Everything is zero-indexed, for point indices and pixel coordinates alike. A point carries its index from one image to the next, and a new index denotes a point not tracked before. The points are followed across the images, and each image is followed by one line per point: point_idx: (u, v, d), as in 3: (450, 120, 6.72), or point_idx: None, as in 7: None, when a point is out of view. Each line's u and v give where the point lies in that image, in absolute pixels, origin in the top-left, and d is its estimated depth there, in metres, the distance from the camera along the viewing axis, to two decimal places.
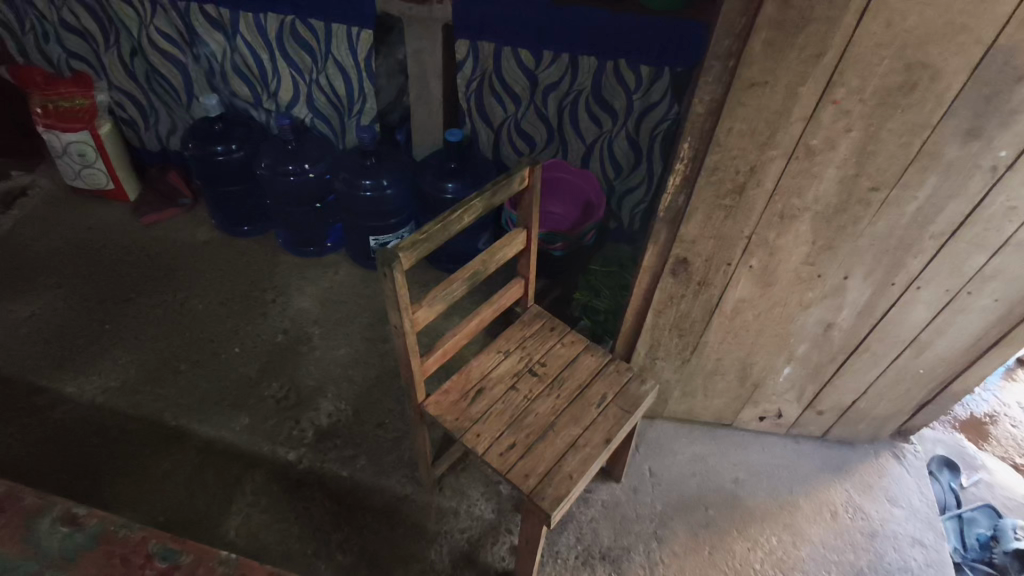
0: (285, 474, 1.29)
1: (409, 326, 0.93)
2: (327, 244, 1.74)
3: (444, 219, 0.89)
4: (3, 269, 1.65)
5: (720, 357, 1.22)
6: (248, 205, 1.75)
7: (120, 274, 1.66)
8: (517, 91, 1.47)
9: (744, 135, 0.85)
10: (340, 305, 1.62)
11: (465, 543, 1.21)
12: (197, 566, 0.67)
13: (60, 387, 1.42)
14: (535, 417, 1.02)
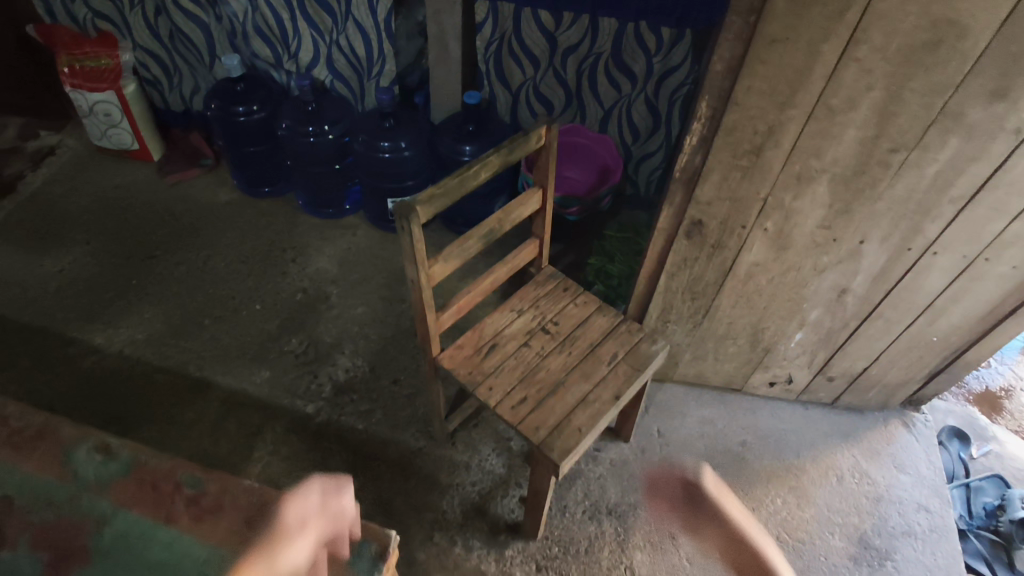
0: (304, 425, 1.34)
1: (425, 280, 0.95)
2: (346, 206, 1.76)
3: (461, 174, 0.90)
4: (33, 225, 1.70)
5: (731, 321, 1.23)
6: (268, 166, 1.78)
7: (145, 232, 1.70)
8: (536, 54, 1.46)
9: (763, 94, 0.85)
10: (358, 265, 1.65)
11: (476, 494, 1.25)
12: (222, 494, 0.70)
13: (91, 338, 1.47)
14: (546, 372, 1.05)
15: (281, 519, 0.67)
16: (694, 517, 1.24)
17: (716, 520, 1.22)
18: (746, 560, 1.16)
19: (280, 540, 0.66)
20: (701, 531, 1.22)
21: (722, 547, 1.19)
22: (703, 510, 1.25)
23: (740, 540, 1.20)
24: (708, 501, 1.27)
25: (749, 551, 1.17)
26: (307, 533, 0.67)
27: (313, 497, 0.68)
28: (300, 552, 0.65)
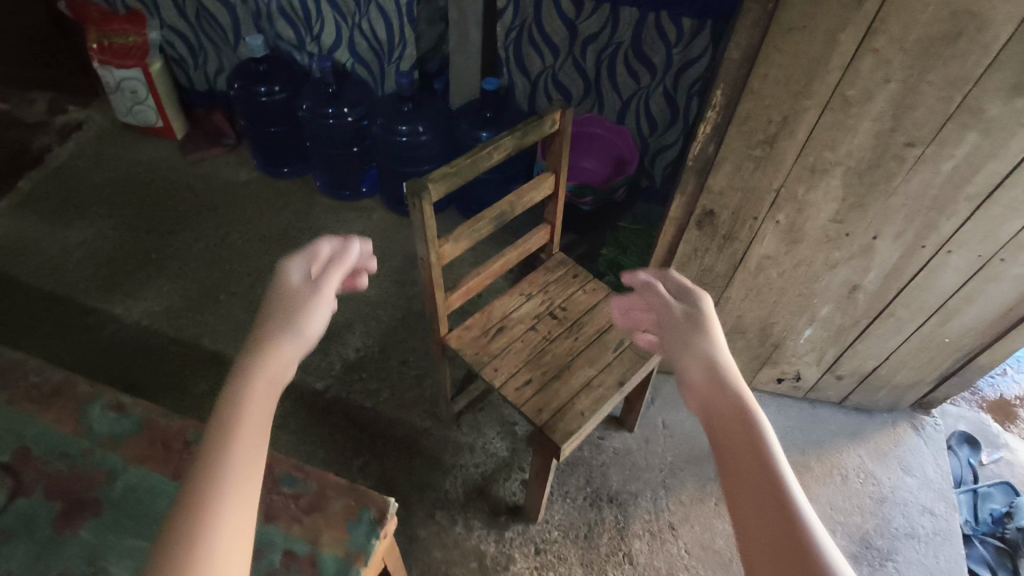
0: (313, 401, 1.36)
1: (435, 259, 0.97)
2: (362, 189, 1.78)
3: (474, 154, 0.91)
4: (59, 197, 1.74)
5: (741, 315, 1.23)
6: (288, 147, 1.80)
7: (166, 208, 1.74)
8: (556, 42, 1.46)
9: (779, 83, 0.85)
10: (372, 247, 1.67)
11: (478, 476, 1.26)
12: None
13: (110, 308, 1.51)
14: (551, 356, 1.06)
15: (280, 289, 0.62)
16: (674, 350, 0.62)
17: (698, 355, 0.59)
18: (730, 430, 0.53)
19: (288, 304, 0.60)
20: (686, 356, 0.60)
21: (702, 392, 0.57)
22: (689, 328, 0.62)
23: (728, 384, 0.56)
24: (699, 314, 0.63)
25: (737, 420, 0.53)
26: (312, 284, 0.63)
27: (305, 258, 0.65)
28: (316, 294, 0.62)
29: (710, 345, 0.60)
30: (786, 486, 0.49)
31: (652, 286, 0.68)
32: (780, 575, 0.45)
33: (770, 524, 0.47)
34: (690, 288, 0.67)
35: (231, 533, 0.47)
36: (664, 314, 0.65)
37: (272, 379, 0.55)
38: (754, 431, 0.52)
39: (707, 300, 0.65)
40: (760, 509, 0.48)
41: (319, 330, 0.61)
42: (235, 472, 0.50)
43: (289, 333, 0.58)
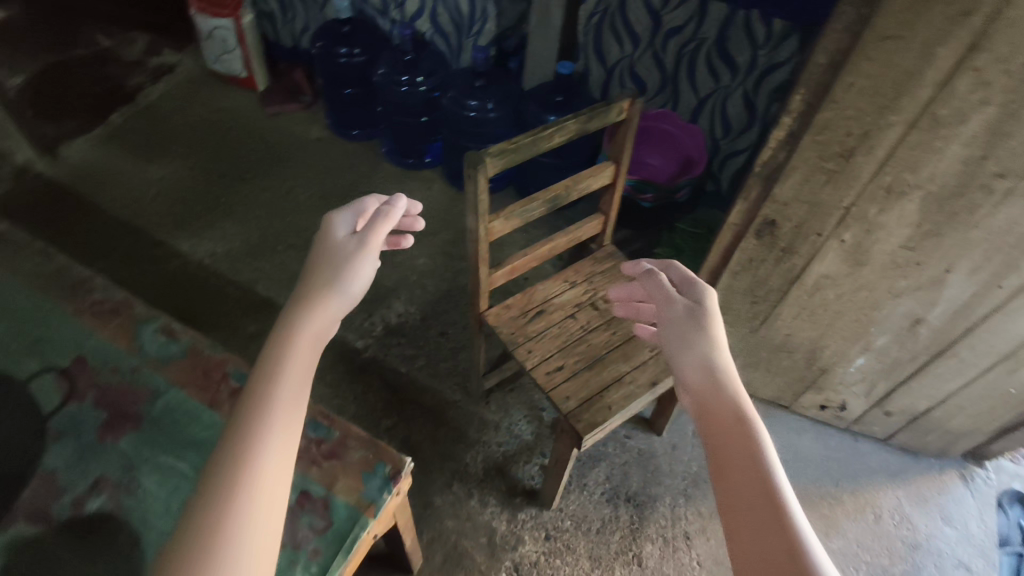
0: (351, 358, 1.40)
1: (484, 234, 0.97)
2: (426, 159, 1.80)
3: (535, 133, 0.91)
4: (145, 134, 1.84)
5: (790, 333, 1.19)
6: (360, 110, 1.83)
7: (240, 156, 1.81)
8: (638, 31, 1.43)
9: (863, 93, 0.80)
10: (428, 217, 1.69)
11: (499, 454, 1.27)
12: None
13: (177, 244, 1.59)
14: (586, 346, 1.05)
15: (329, 245, 0.68)
16: (673, 345, 0.67)
17: (695, 351, 0.65)
18: (719, 420, 0.59)
19: (336, 256, 0.66)
20: (685, 350, 0.66)
21: (696, 385, 0.62)
22: (691, 326, 0.67)
23: (721, 379, 0.62)
24: (702, 313, 0.69)
25: (726, 411, 0.59)
26: (359, 236, 0.68)
27: (350, 215, 0.71)
28: (360, 247, 0.67)
29: (705, 340, 0.65)
30: (764, 471, 0.53)
31: (655, 285, 0.75)
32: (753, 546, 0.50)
33: (748, 501, 0.52)
34: (696, 284, 0.72)
35: (277, 447, 0.53)
36: (666, 313, 0.71)
37: (320, 319, 0.61)
38: (741, 424, 0.57)
39: (713, 300, 0.70)
40: (738, 487, 0.53)
41: (363, 280, 0.66)
42: (284, 396, 0.55)
43: (335, 282, 0.64)
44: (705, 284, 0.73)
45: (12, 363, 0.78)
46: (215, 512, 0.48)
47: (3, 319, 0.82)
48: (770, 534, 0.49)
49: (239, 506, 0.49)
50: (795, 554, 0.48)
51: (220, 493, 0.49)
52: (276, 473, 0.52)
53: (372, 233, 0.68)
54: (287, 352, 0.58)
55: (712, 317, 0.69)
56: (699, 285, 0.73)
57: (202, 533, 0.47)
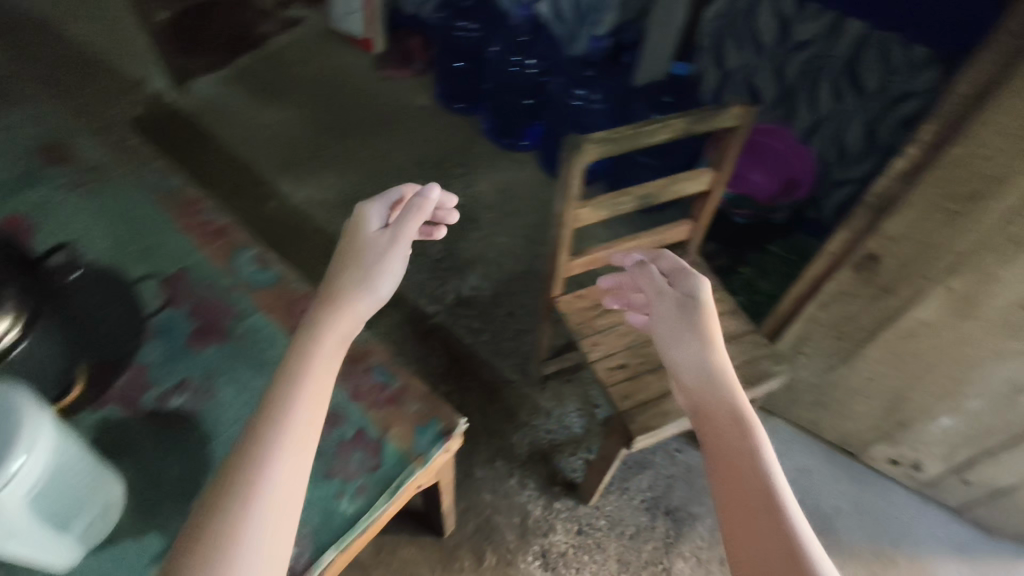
0: (419, 321, 1.44)
1: (570, 220, 0.97)
2: (522, 142, 1.79)
3: (639, 126, 0.89)
4: (267, 80, 1.95)
5: (871, 378, 1.12)
6: (466, 86, 1.84)
7: (348, 113, 1.89)
8: (763, 40, 1.38)
9: (1005, 133, 0.73)
10: (516, 198, 1.70)
11: (546, 441, 1.27)
12: None
13: (278, 186, 1.68)
14: (653, 349, 1.03)
15: (360, 239, 0.68)
16: (669, 342, 0.68)
17: (691, 347, 0.66)
18: (715, 420, 0.60)
19: (365, 253, 0.66)
20: (680, 348, 0.67)
21: (692, 386, 0.64)
22: (688, 323, 0.68)
23: (716, 378, 0.63)
24: (699, 310, 0.70)
25: (722, 410, 0.61)
26: (388, 232, 0.68)
27: (383, 206, 0.71)
28: (391, 243, 0.67)
29: (701, 336, 0.66)
30: (762, 468, 0.55)
31: (652, 282, 0.75)
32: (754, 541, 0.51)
33: (745, 495, 0.54)
34: (691, 277, 0.73)
35: (293, 452, 0.54)
36: (660, 311, 0.71)
37: (344, 320, 0.62)
38: (738, 423, 0.59)
39: (708, 296, 0.71)
40: (733, 483, 0.55)
41: (391, 280, 0.66)
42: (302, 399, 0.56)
43: (362, 282, 0.64)
44: (702, 279, 0.73)
45: (126, 261, 0.83)
46: (229, 512, 0.50)
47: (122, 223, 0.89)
48: (769, 530, 0.52)
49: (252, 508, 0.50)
50: (794, 548, 0.50)
51: (234, 493, 0.51)
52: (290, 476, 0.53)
53: (403, 229, 0.68)
54: (309, 353, 0.59)
55: (705, 313, 0.70)
56: (694, 279, 0.73)
57: (214, 534, 0.49)
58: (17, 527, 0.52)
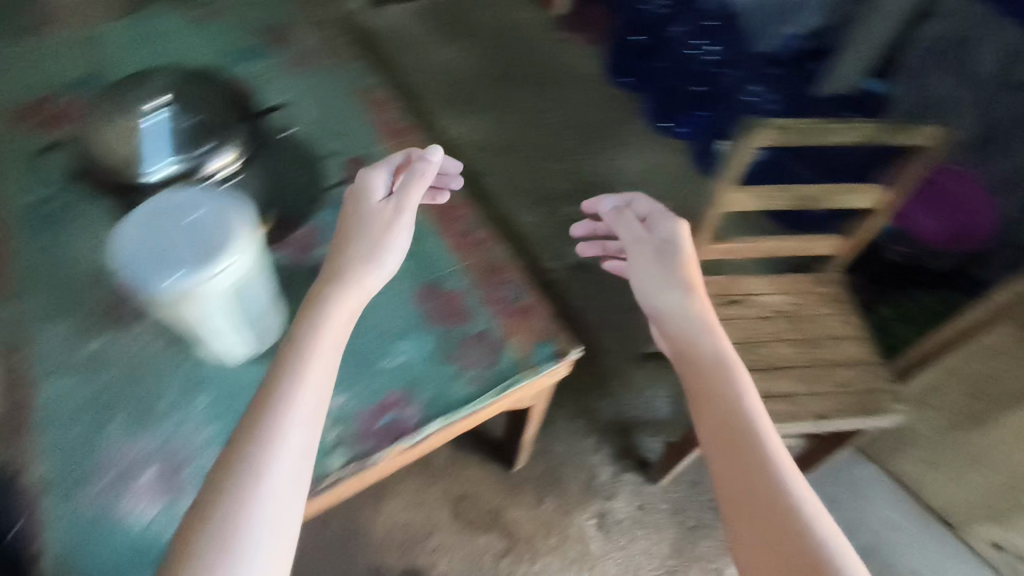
0: (539, 272, 1.49)
1: (723, 203, 0.97)
2: (681, 129, 1.69)
3: (825, 123, 0.87)
4: (452, 16, 2.03)
5: (999, 451, 1.03)
6: (639, 61, 1.74)
7: (518, 65, 1.94)
8: (983, 73, 1.23)
9: None
10: (660, 182, 1.71)
11: (630, 416, 1.29)
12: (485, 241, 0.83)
13: (439, 119, 1.79)
14: (770, 351, 1.01)
15: (363, 210, 0.69)
16: (651, 288, 0.74)
17: (674, 292, 0.72)
18: (697, 361, 0.66)
19: (373, 227, 0.67)
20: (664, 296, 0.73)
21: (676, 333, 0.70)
22: (672, 270, 0.74)
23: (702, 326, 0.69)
24: (681, 257, 0.75)
25: (706, 353, 0.67)
26: (393, 202, 0.69)
27: (387, 174, 0.71)
28: (397, 213, 0.68)
29: (684, 287, 0.72)
30: (736, 392, 0.62)
31: (625, 229, 0.79)
32: (728, 452, 0.58)
33: (722, 418, 0.61)
34: (667, 218, 0.77)
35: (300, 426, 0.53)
36: (641, 257, 0.76)
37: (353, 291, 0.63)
38: (716, 359, 0.66)
39: (686, 238, 0.76)
40: (711, 411, 0.62)
41: (398, 248, 0.68)
42: (311, 371, 0.56)
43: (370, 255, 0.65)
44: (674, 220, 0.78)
45: (321, 137, 0.91)
46: (238, 496, 0.48)
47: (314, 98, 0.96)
48: (744, 445, 0.58)
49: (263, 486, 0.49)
50: (764, 456, 0.57)
51: (234, 478, 0.49)
52: (303, 452, 0.52)
53: (407, 197, 0.69)
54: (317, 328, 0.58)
55: (682, 256, 0.75)
56: (669, 220, 0.78)
57: (225, 516, 0.47)
58: (213, 320, 0.62)
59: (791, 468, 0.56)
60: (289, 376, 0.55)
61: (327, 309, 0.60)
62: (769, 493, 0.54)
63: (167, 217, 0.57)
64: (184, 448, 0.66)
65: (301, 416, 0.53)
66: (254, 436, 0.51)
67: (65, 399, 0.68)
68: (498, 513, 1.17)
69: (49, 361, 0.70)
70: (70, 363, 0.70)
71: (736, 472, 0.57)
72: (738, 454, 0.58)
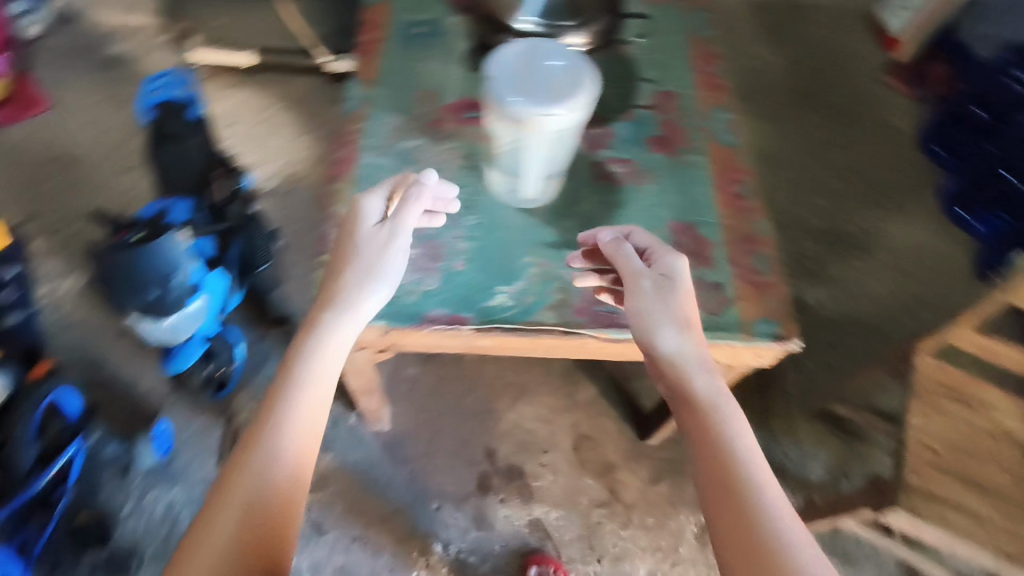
0: None
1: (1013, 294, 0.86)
2: (978, 226, 1.41)
3: None
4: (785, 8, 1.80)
5: None
6: (965, 138, 1.48)
7: (828, 88, 1.68)
8: None
9: None
10: (925, 265, 1.43)
11: (776, 458, 1.23)
12: (754, 211, 0.85)
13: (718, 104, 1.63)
14: (977, 466, 0.91)
15: (358, 235, 0.70)
16: (644, 321, 0.65)
17: (668, 329, 0.64)
18: (691, 405, 0.60)
19: (364, 257, 0.69)
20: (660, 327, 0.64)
21: (669, 372, 0.63)
22: (670, 309, 0.65)
23: (697, 366, 0.62)
24: (681, 297, 0.66)
25: (699, 394, 0.61)
26: (388, 227, 0.71)
27: (381, 197, 0.73)
28: (391, 240, 0.70)
29: (682, 322, 0.64)
30: (733, 444, 0.57)
31: (622, 259, 0.69)
32: (725, 514, 0.54)
33: (719, 473, 0.56)
34: (669, 251, 0.68)
35: (285, 459, 0.60)
36: (639, 296, 0.66)
37: (347, 322, 0.67)
38: (711, 410, 0.59)
39: (689, 280, 0.68)
40: (708, 459, 0.57)
41: (392, 276, 0.70)
42: (294, 417, 0.62)
43: (362, 275, 0.68)
44: (679, 257, 0.69)
45: (644, 62, 0.95)
46: (233, 513, 0.56)
47: (653, 30, 0.99)
48: (744, 515, 0.53)
49: (258, 524, 0.56)
50: (762, 515, 0.53)
51: (226, 503, 0.57)
52: (285, 490, 0.59)
53: (402, 220, 0.71)
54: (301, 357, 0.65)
55: (682, 292, 0.67)
56: (671, 254, 0.69)
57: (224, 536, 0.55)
58: (536, 150, 0.74)
59: (798, 536, 0.52)
60: (272, 421, 0.61)
61: (317, 346, 0.66)
62: (769, 563, 0.50)
63: (536, 57, 0.68)
64: (442, 246, 0.80)
65: (277, 464, 0.59)
66: (243, 477, 0.58)
67: (380, 168, 0.85)
68: (610, 468, 1.21)
69: (375, 139, 0.87)
70: (389, 148, 0.86)
71: (733, 540, 0.52)
72: (734, 514, 0.53)
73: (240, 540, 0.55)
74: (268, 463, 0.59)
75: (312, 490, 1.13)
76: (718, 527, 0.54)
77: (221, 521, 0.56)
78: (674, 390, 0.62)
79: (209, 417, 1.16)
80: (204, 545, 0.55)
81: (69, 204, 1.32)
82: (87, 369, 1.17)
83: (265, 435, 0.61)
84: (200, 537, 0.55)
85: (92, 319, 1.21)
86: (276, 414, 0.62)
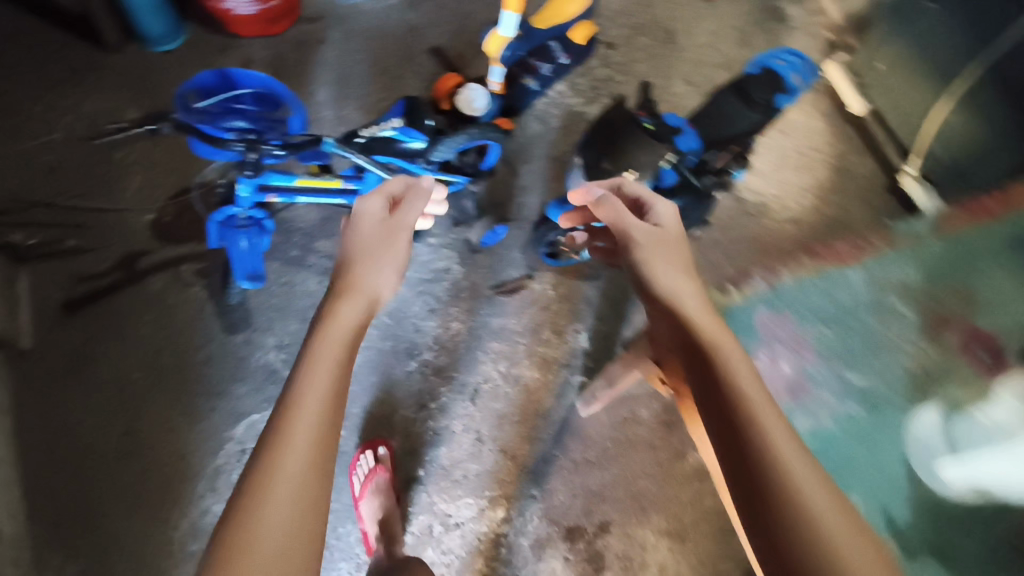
0: None
1: None
2: None
3: None
4: None
5: None
6: None
7: None
8: None
9: None
10: None
11: None
12: None
13: None
14: None
15: (358, 233, 0.78)
16: (649, 265, 0.76)
17: (672, 273, 0.75)
18: (684, 339, 0.67)
19: (373, 234, 0.78)
20: (660, 269, 0.76)
21: (665, 309, 0.72)
22: (662, 249, 0.78)
23: (685, 302, 0.71)
24: (674, 239, 0.80)
25: (686, 324, 0.68)
26: (400, 214, 0.82)
27: (383, 198, 0.83)
28: (395, 233, 0.80)
29: (682, 266, 0.77)
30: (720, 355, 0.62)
31: (624, 212, 0.83)
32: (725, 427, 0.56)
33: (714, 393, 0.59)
34: (656, 204, 0.84)
35: (304, 454, 0.52)
36: (639, 244, 0.79)
37: (357, 306, 0.67)
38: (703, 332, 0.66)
39: (680, 224, 0.82)
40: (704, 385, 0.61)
41: (399, 259, 0.78)
42: (312, 407, 0.54)
43: (368, 258, 0.75)
44: (664, 203, 0.84)
45: None
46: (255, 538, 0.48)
47: None
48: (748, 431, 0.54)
49: (333, 437, 0.54)
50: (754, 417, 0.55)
51: (246, 537, 0.48)
52: (304, 489, 0.51)
53: (401, 216, 0.82)
54: (314, 358, 0.59)
55: (675, 238, 0.81)
56: (658, 204, 0.84)
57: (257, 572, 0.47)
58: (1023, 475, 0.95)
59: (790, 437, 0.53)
60: (285, 429, 0.53)
61: (335, 334, 0.62)
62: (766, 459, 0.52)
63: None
64: (813, 398, 1.08)
65: (295, 466, 0.51)
66: (257, 493, 0.49)
67: (850, 293, 1.17)
68: None
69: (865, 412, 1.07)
70: (870, 431, 1.06)
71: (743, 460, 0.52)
72: (723, 414, 0.56)
73: (317, 448, 0.53)
74: (331, 386, 0.57)
75: (503, 374, 1.19)
76: (730, 444, 0.54)
77: (303, 438, 0.52)
78: (675, 322, 0.69)
79: (523, 260, 1.27)
80: (252, 530, 0.48)
81: (635, 66, 1.48)
82: (518, 153, 1.35)
83: (319, 366, 0.58)
84: (270, 460, 0.51)
85: (556, 134, 1.38)
86: (329, 339, 0.61)
